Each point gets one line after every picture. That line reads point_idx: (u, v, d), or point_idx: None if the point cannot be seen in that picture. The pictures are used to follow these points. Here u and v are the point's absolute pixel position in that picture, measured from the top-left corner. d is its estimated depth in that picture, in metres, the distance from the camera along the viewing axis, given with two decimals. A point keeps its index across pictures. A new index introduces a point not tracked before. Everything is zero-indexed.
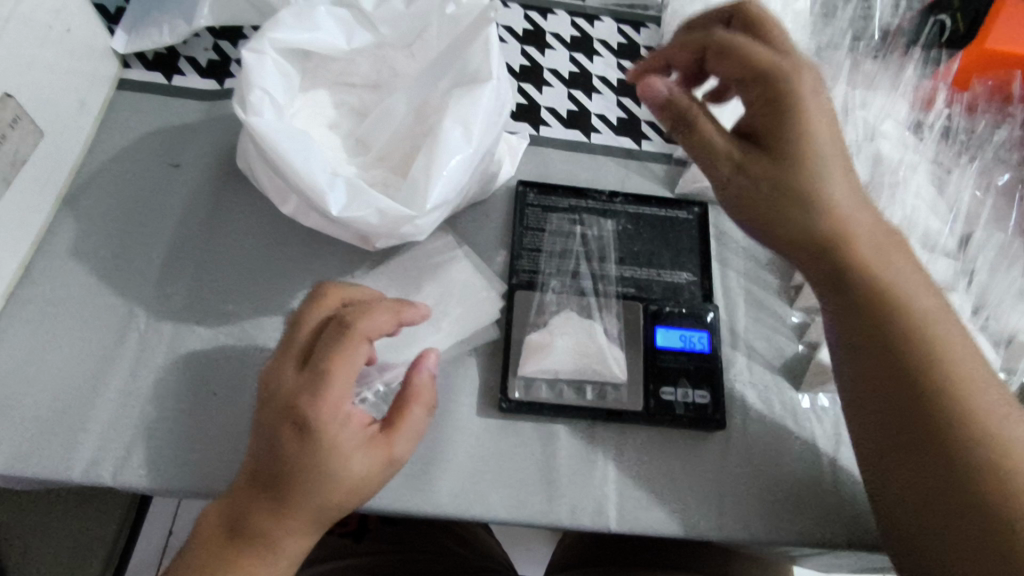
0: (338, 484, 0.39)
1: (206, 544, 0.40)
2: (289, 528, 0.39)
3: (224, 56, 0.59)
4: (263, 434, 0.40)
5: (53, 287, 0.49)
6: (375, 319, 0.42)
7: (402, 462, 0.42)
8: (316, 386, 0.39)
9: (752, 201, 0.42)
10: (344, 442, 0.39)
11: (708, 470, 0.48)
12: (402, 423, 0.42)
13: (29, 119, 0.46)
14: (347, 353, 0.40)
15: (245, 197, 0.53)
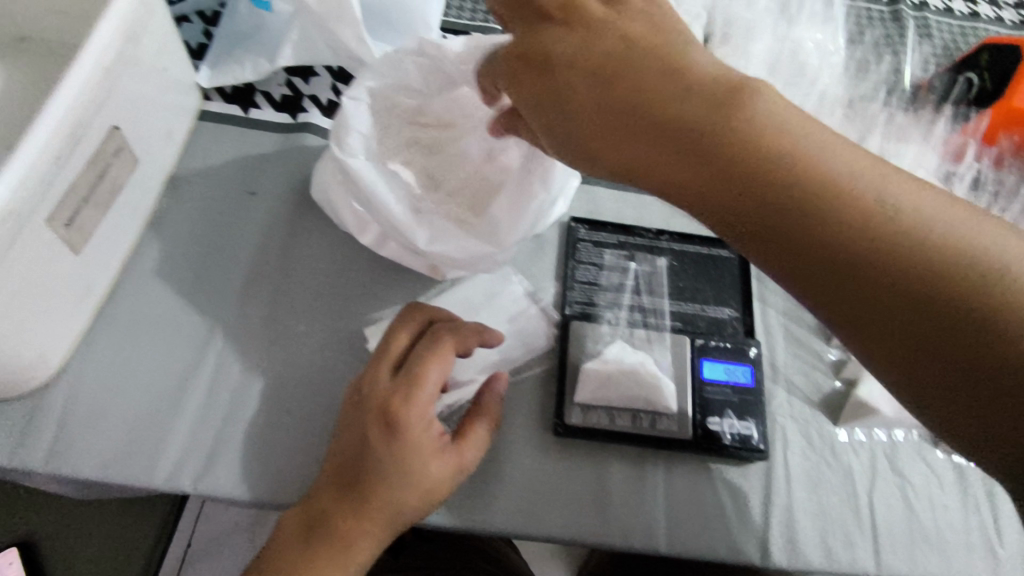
0: (418, 484, 0.43)
1: (290, 540, 0.44)
2: (368, 526, 0.43)
3: (297, 91, 0.62)
4: (355, 433, 0.44)
5: (140, 305, 0.52)
6: (459, 335, 0.48)
7: (469, 471, 0.46)
8: (410, 389, 0.44)
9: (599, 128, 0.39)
10: (426, 444, 0.44)
11: (750, 497, 0.51)
12: (472, 435, 0.47)
13: (129, 149, 0.50)
14: (436, 363, 0.46)
15: (317, 224, 0.57)
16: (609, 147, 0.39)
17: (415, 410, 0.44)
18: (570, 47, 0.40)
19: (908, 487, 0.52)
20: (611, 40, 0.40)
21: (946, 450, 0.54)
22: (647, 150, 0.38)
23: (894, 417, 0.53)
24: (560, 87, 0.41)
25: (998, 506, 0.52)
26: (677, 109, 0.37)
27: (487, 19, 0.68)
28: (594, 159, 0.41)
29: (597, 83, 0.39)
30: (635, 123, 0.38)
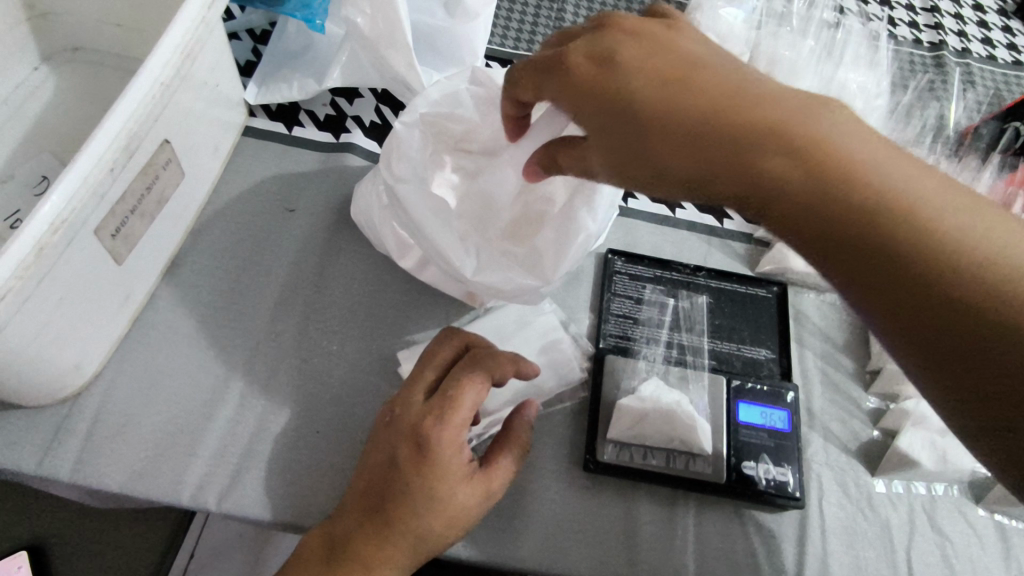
0: (445, 512, 0.42)
1: (308, 564, 0.42)
2: (392, 551, 0.42)
3: (341, 111, 0.64)
4: (384, 454, 0.43)
5: (176, 315, 0.52)
6: (496, 361, 0.46)
7: (496, 500, 0.45)
8: (442, 412, 0.43)
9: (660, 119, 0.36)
10: (455, 470, 0.42)
11: (783, 546, 0.49)
12: (502, 463, 0.45)
13: (177, 162, 0.50)
14: (470, 388, 0.44)
15: (355, 243, 0.57)
16: (672, 164, 0.36)
17: (447, 435, 0.42)
18: (629, 51, 0.38)
19: (947, 546, 0.50)
20: (670, 53, 0.38)
21: (988, 509, 0.52)
22: (703, 159, 0.35)
23: (935, 471, 0.51)
24: (610, 83, 0.38)
25: None
26: (757, 118, 0.34)
27: (530, 49, 0.69)
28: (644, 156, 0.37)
29: (662, 90, 0.37)
30: (693, 130, 0.35)
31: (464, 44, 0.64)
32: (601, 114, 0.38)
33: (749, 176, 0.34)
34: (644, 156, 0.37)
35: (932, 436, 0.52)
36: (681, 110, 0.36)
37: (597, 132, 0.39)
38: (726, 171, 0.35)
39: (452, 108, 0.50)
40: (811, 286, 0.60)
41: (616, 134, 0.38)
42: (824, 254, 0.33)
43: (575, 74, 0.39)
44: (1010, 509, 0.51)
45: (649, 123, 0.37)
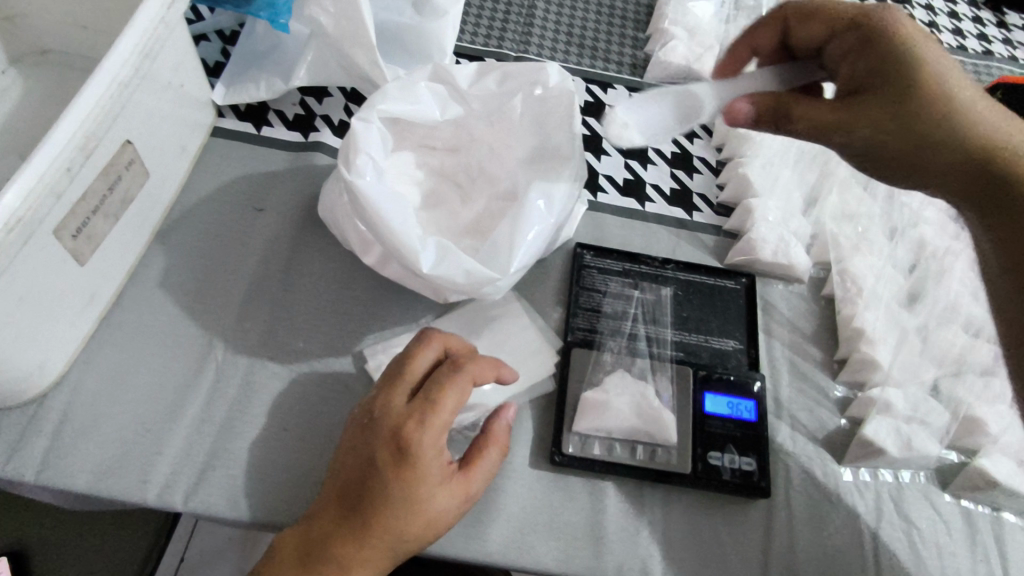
0: (422, 514, 0.42)
1: (284, 561, 0.42)
2: (369, 551, 0.42)
3: (310, 111, 0.64)
4: (362, 456, 0.43)
5: (142, 315, 0.52)
6: (478, 364, 0.46)
7: (473, 502, 0.45)
8: (424, 414, 0.43)
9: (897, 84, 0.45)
10: (433, 473, 0.42)
11: (749, 536, 0.49)
12: (480, 468, 0.45)
13: (140, 162, 0.50)
14: (453, 391, 0.44)
15: (323, 242, 0.57)
16: (948, 134, 0.44)
17: (428, 438, 0.42)
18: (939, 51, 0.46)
19: (914, 532, 0.51)
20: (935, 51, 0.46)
21: (955, 494, 0.52)
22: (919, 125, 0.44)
23: (900, 458, 0.51)
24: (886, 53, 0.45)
25: (1007, 556, 0.50)
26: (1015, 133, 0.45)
27: (500, 46, 0.70)
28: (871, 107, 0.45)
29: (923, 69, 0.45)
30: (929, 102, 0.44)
31: (433, 41, 0.64)
32: (891, 76, 0.45)
33: (1013, 169, 0.44)
34: (927, 123, 0.44)
35: (897, 423, 0.52)
36: (965, 99, 0.45)
37: (886, 95, 0.45)
38: (990, 158, 0.45)
39: (413, 104, 0.50)
40: (780, 277, 0.61)
41: (905, 93, 0.44)
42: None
43: (900, 35, 0.45)
44: (975, 495, 0.52)
45: (946, 99, 0.44)
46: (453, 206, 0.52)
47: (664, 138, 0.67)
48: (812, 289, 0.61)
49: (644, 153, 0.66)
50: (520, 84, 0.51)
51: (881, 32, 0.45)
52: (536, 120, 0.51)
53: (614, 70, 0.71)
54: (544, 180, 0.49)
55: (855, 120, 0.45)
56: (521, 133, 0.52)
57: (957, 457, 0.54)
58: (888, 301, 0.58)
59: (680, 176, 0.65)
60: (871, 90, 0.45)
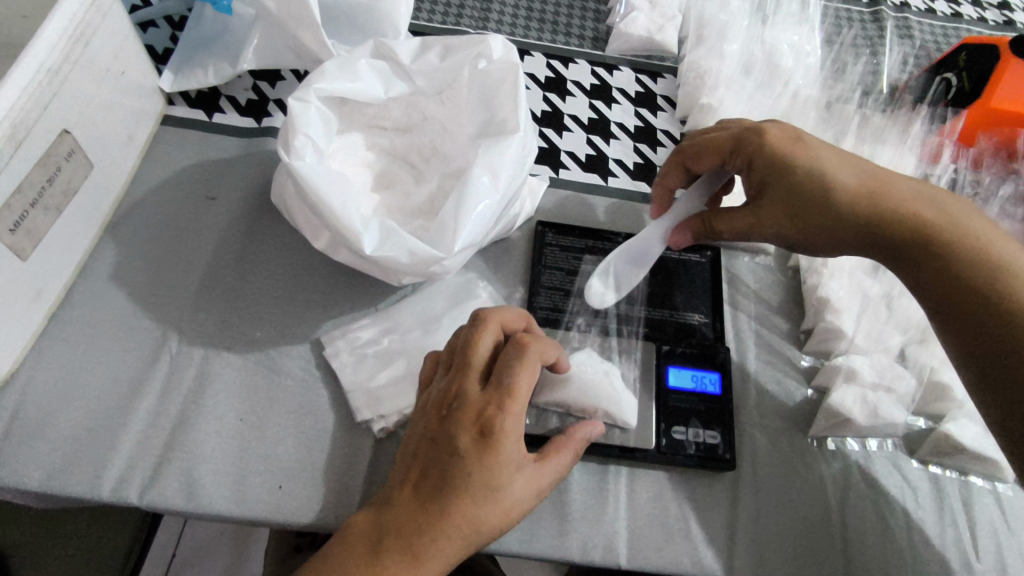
0: (501, 503, 0.39)
1: (351, 553, 0.38)
2: (445, 545, 0.37)
3: (263, 96, 0.63)
4: (439, 444, 0.39)
5: (93, 309, 0.51)
6: (545, 345, 0.43)
7: (544, 496, 0.42)
8: (503, 399, 0.39)
9: (780, 198, 0.46)
10: (514, 460, 0.39)
11: (715, 508, 0.49)
12: (554, 462, 0.42)
13: (82, 152, 0.49)
14: (526, 372, 0.40)
15: (279, 229, 0.57)
16: (846, 217, 0.44)
17: (511, 423, 0.39)
18: (824, 150, 0.46)
19: (882, 499, 0.50)
20: (822, 151, 0.46)
21: (922, 460, 0.52)
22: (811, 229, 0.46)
23: (867, 425, 0.51)
24: (760, 172, 0.47)
25: (975, 519, 0.50)
26: (913, 201, 0.44)
27: (458, 23, 0.68)
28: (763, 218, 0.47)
29: (805, 174, 0.45)
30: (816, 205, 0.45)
31: (387, 21, 0.60)
32: (778, 181, 0.46)
33: (906, 239, 0.44)
34: (821, 213, 0.45)
35: (865, 391, 0.51)
36: (857, 185, 0.45)
37: (778, 198, 0.46)
38: (885, 234, 0.44)
39: (353, 82, 0.50)
40: (746, 249, 0.60)
41: (798, 195, 0.45)
42: (941, 297, 0.43)
43: (773, 149, 0.47)
44: (942, 460, 0.51)
45: (829, 189, 0.45)
46: (406, 186, 0.54)
47: (627, 112, 0.66)
48: (779, 260, 0.60)
49: (607, 127, 0.65)
50: (461, 58, 0.52)
51: (758, 147, 0.47)
52: (482, 95, 0.52)
53: (575, 44, 0.69)
54: (491, 153, 0.48)
55: (762, 223, 0.47)
56: (470, 110, 0.53)
57: (924, 423, 0.54)
58: (851, 269, 0.57)
59: (644, 150, 0.64)
60: (767, 197, 0.47)
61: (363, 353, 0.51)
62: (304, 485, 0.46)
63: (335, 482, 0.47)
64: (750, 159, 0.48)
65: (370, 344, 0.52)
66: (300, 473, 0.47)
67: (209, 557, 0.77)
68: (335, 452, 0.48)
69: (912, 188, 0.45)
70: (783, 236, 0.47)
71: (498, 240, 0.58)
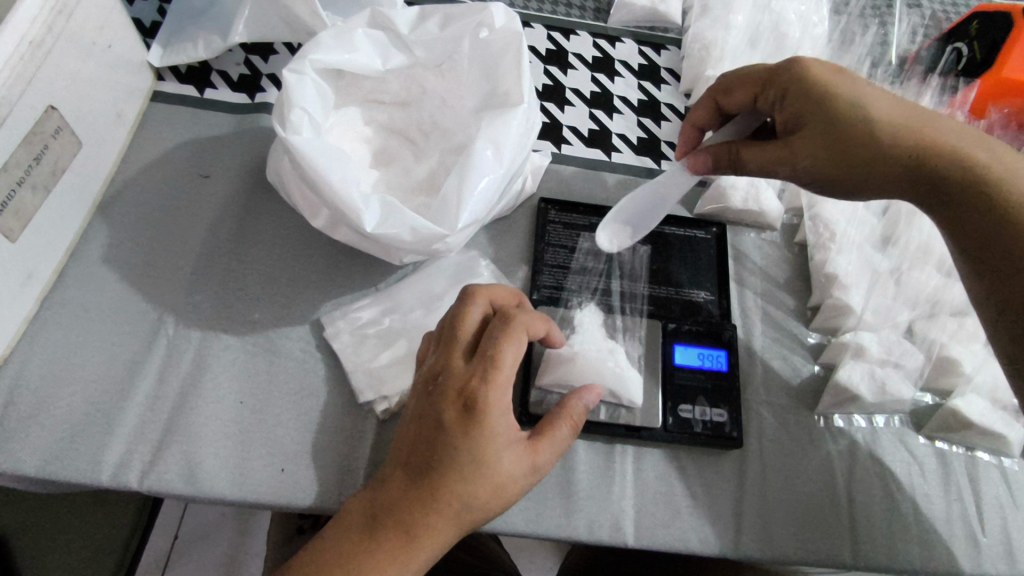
0: (490, 478, 0.38)
1: (347, 534, 0.38)
2: (436, 520, 0.37)
3: (256, 70, 0.61)
4: (426, 420, 0.39)
5: (86, 292, 0.50)
6: (531, 318, 0.43)
7: (542, 473, 0.41)
8: (486, 370, 0.38)
9: (820, 132, 0.43)
10: (502, 433, 0.38)
11: (721, 486, 0.49)
12: (550, 436, 0.41)
13: (70, 129, 0.47)
14: (511, 343, 0.40)
15: (276, 208, 0.55)
16: (889, 151, 0.41)
17: (495, 394, 0.38)
18: (865, 84, 0.43)
19: (889, 475, 0.50)
20: (863, 84, 0.43)
21: (928, 436, 0.52)
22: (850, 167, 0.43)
23: (874, 402, 0.50)
24: (799, 106, 0.44)
25: (981, 493, 0.50)
26: (957, 137, 0.42)
27: None
28: (798, 155, 0.44)
29: (847, 106, 0.42)
30: (858, 139, 0.42)
31: None
32: (816, 115, 0.43)
33: (951, 176, 0.41)
34: (862, 144, 0.42)
35: (872, 367, 0.51)
36: (899, 117, 0.42)
37: (814, 130, 0.43)
38: (929, 170, 0.41)
39: (350, 53, 0.49)
40: (752, 225, 0.59)
41: (837, 125, 0.42)
42: (982, 242, 0.41)
43: (813, 79, 0.43)
44: (949, 436, 0.51)
45: (871, 118, 0.42)
46: (406, 162, 0.53)
47: (630, 85, 0.64)
48: (785, 236, 0.60)
49: (610, 101, 0.63)
50: (462, 27, 0.50)
51: (795, 79, 0.44)
52: (484, 66, 0.50)
53: (576, 16, 0.68)
54: (494, 127, 0.47)
55: (797, 157, 0.44)
56: (472, 82, 0.52)
57: (931, 399, 0.53)
58: (860, 244, 0.56)
59: (648, 124, 0.63)
60: (801, 129, 0.44)
61: (364, 334, 0.51)
62: (307, 468, 0.46)
63: (337, 465, 0.46)
64: (785, 95, 0.44)
65: (371, 325, 0.51)
66: (303, 455, 0.46)
67: (211, 541, 0.77)
68: (338, 434, 0.47)
69: (956, 126, 0.43)
70: (819, 171, 0.43)
71: (499, 217, 0.57)
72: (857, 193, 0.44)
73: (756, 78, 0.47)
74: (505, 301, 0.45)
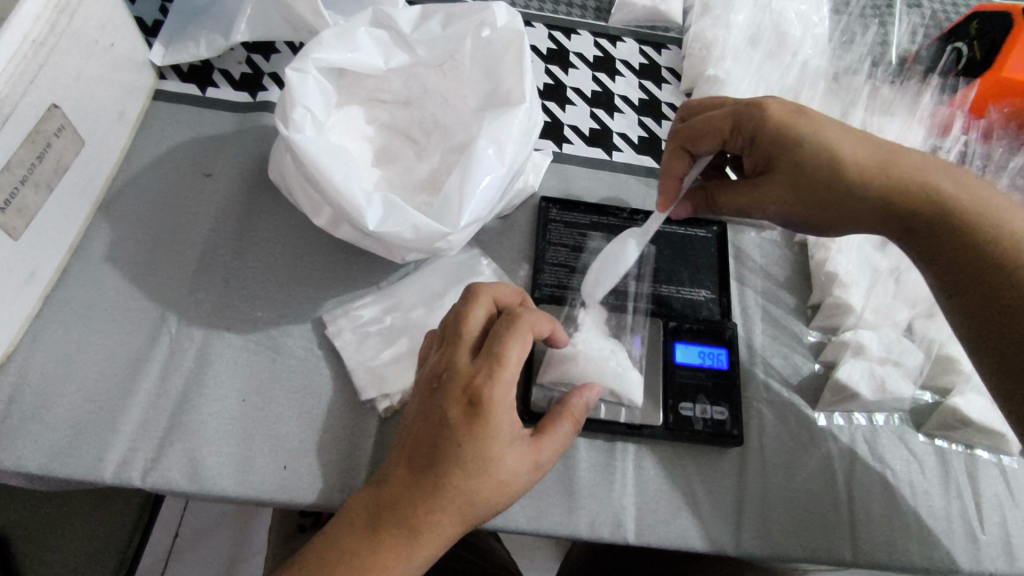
0: (494, 475, 0.38)
1: (350, 529, 0.38)
2: (440, 517, 0.37)
3: (257, 69, 0.61)
4: (430, 416, 0.39)
5: (88, 290, 0.50)
6: (535, 316, 0.43)
7: (544, 470, 0.41)
8: (492, 368, 0.39)
9: (782, 176, 0.46)
10: (506, 430, 0.38)
11: (721, 484, 0.49)
12: (553, 433, 0.41)
13: (72, 128, 0.48)
14: (516, 342, 0.40)
15: (278, 206, 0.55)
16: (852, 192, 0.44)
17: (499, 392, 0.38)
18: (828, 124, 0.45)
19: (888, 473, 0.50)
20: (828, 125, 0.45)
21: (928, 434, 0.52)
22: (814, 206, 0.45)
23: (874, 400, 0.50)
24: (764, 149, 0.47)
25: (981, 491, 0.50)
26: (921, 171, 0.43)
27: None
28: (765, 196, 0.47)
29: (807, 148, 0.45)
30: (817, 180, 0.44)
31: None
32: (779, 157, 0.46)
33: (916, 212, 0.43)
34: (826, 188, 0.44)
35: (872, 365, 0.51)
36: (864, 158, 0.44)
37: (780, 175, 0.46)
38: (894, 207, 0.43)
39: (352, 52, 0.49)
40: (752, 224, 0.59)
41: (801, 171, 0.45)
42: (949, 272, 0.42)
43: (776, 123, 0.46)
44: (948, 433, 0.51)
45: (832, 163, 0.44)
46: (407, 161, 0.53)
47: (631, 84, 0.64)
48: (785, 235, 0.60)
49: (610, 100, 0.63)
50: (464, 26, 0.51)
51: (758, 122, 0.47)
52: (485, 65, 0.50)
53: (577, 15, 0.68)
54: (496, 126, 0.47)
55: (764, 199, 0.47)
56: (473, 81, 0.52)
57: (931, 397, 0.54)
58: (860, 243, 0.56)
59: (649, 123, 0.63)
60: (768, 172, 0.47)
61: (366, 332, 0.51)
62: (309, 466, 0.46)
63: (340, 463, 0.46)
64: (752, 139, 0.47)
65: (373, 323, 0.51)
66: (305, 453, 0.46)
67: (211, 540, 0.77)
68: (340, 432, 0.47)
69: (924, 160, 0.44)
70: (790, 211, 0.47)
71: (501, 216, 0.57)
72: (826, 228, 0.47)
73: (720, 126, 0.49)
74: (509, 300, 0.45)
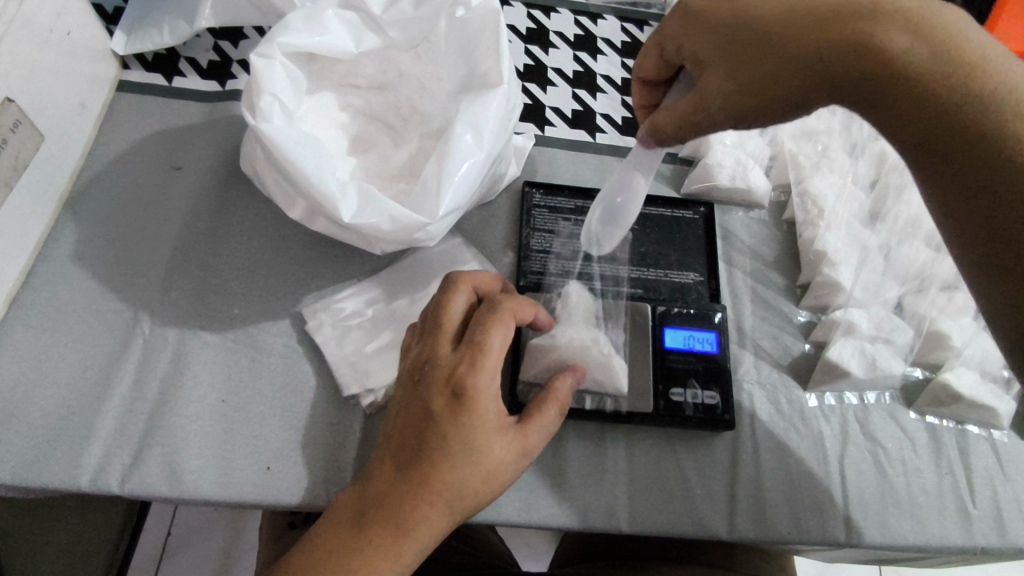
0: (482, 465, 0.37)
1: (336, 531, 0.37)
2: (428, 512, 0.36)
3: (226, 56, 0.59)
4: (414, 410, 0.38)
5: (57, 292, 0.48)
6: (517, 302, 0.42)
7: (532, 457, 0.40)
8: (474, 356, 0.38)
9: (719, 60, 0.39)
10: (491, 419, 0.37)
11: (714, 468, 0.48)
12: (539, 420, 0.40)
13: (30, 123, 0.45)
14: (498, 329, 0.39)
15: (253, 198, 0.54)
16: (794, 56, 0.36)
17: (483, 381, 0.37)
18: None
19: (880, 450, 0.50)
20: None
21: (919, 411, 0.52)
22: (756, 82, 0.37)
23: (865, 378, 0.50)
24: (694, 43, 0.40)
25: (971, 466, 0.50)
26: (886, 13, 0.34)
27: None
28: (705, 90, 0.39)
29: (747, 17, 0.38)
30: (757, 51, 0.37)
31: None
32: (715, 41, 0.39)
33: (866, 74, 0.34)
34: (762, 60, 0.37)
35: (862, 344, 0.51)
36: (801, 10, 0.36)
37: (714, 54, 0.39)
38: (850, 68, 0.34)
39: (321, 35, 0.47)
40: (739, 204, 0.58)
41: (734, 45, 0.38)
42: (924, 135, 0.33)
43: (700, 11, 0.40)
44: (939, 410, 0.51)
45: (768, 25, 0.37)
46: (384, 148, 0.52)
47: (613, 63, 0.63)
48: (773, 214, 0.59)
49: (592, 80, 0.62)
50: (438, 5, 0.48)
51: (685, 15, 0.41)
52: (461, 46, 0.49)
53: None
54: (474, 109, 0.45)
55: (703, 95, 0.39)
56: (449, 64, 0.50)
57: (921, 373, 0.53)
58: (849, 220, 0.56)
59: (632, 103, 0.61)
60: (704, 66, 0.39)
61: (347, 326, 0.49)
62: (294, 464, 0.45)
63: (324, 461, 0.45)
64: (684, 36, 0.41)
65: (354, 316, 0.50)
66: (288, 453, 0.45)
67: (203, 540, 0.75)
68: (324, 430, 0.46)
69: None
70: (729, 111, 0.38)
71: (482, 203, 0.56)
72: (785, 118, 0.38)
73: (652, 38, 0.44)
74: (491, 287, 0.44)
